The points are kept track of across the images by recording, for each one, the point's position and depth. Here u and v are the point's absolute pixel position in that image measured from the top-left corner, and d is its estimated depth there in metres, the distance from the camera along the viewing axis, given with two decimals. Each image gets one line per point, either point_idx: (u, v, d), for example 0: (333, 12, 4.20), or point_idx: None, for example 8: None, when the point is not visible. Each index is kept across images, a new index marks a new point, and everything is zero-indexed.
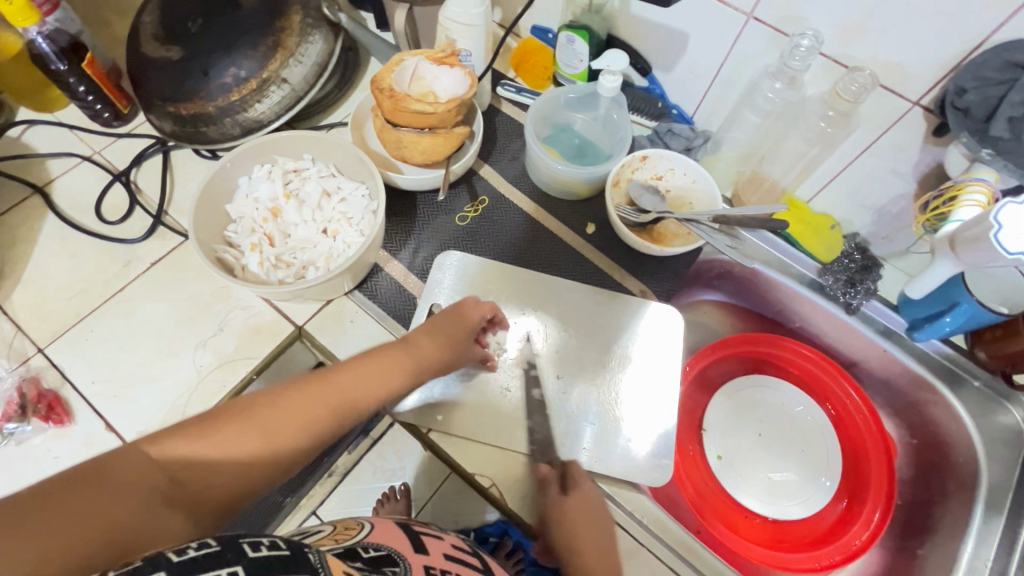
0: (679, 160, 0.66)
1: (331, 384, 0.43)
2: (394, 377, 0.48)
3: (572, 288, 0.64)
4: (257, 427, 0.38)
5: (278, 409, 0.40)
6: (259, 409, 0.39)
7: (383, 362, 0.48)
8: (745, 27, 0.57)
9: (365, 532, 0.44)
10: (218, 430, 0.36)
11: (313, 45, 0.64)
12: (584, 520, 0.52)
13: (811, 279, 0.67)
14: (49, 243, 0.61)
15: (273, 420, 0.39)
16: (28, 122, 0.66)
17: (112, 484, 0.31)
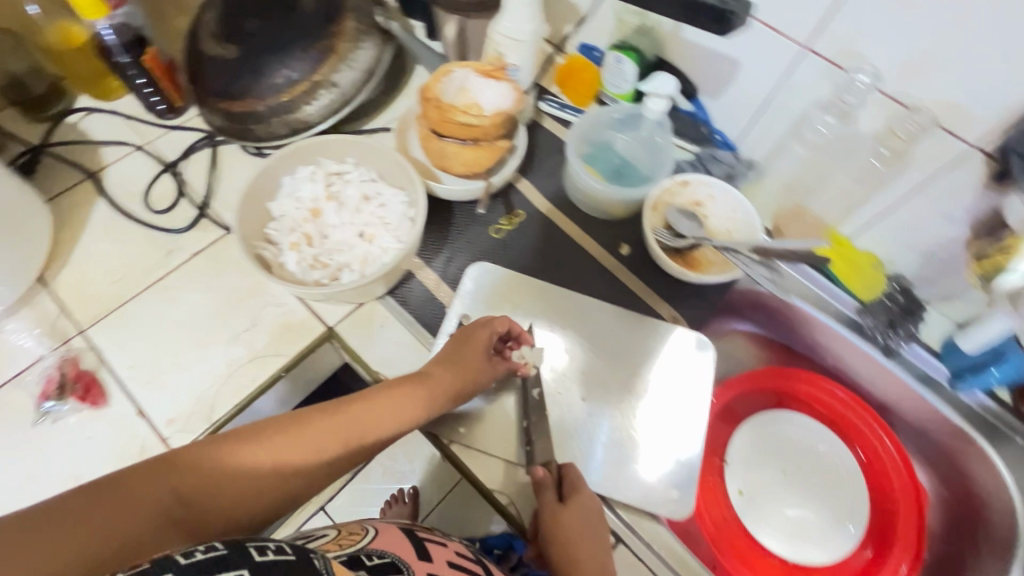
0: (720, 187, 0.65)
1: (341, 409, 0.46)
2: (405, 409, 0.49)
3: (603, 309, 0.64)
4: (270, 451, 0.41)
5: (291, 436, 0.42)
6: (274, 435, 0.42)
7: (396, 395, 0.49)
8: (799, 58, 0.56)
9: (369, 537, 0.45)
10: (234, 453, 0.40)
11: (365, 51, 0.65)
12: (587, 533, 0.51)
13: (849, 317, 0.65)
14: (98, 227, 0.63)
15: (285, 447, 0.42)
16: (87, 110, 0.68)
17: (134, 496, 0.34)
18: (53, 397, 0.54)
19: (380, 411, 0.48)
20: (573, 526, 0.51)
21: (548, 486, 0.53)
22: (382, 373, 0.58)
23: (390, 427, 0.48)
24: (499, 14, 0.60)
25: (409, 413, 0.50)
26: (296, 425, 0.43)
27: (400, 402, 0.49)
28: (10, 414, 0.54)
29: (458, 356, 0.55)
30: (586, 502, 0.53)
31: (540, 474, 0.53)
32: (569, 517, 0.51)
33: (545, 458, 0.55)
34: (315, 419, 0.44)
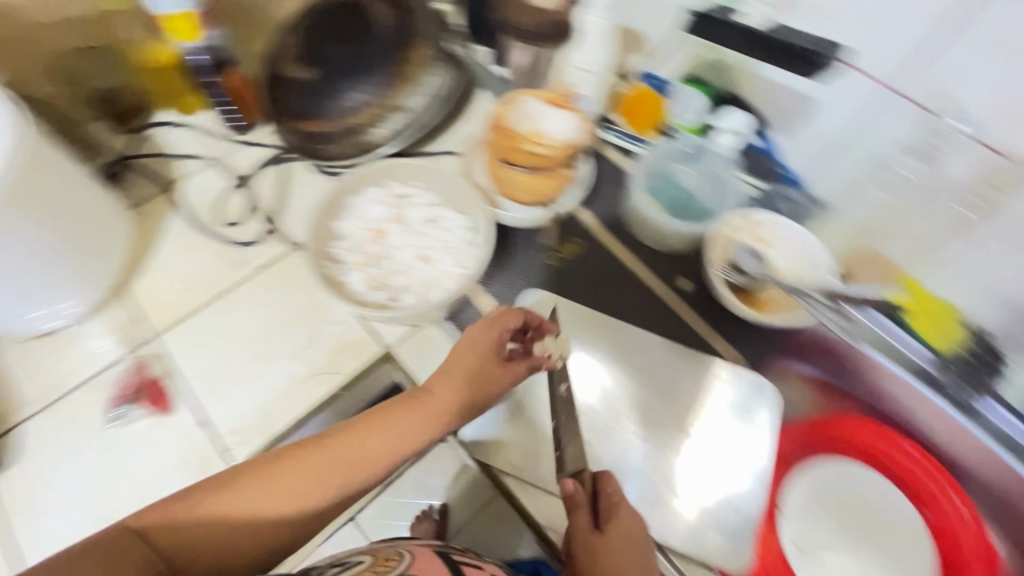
0: (790, 227, 0.63)
1: (321, 449, 0.46)
2: (395, 439, 0.48)
3: (661, 346, 0.62)
4: (244, 502, 0.44)
5: (270, 482, 0.45)
6: (248, 484, 0.44)
7: (385, 424, 0.49)
8: (884, 98, 0.54)
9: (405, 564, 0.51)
10: (204, 508, 0.43)
11: (436, 77, 0.66)
12: (630, 560, 0.46)
13: (925, 370, 0.61)
14: (173, 238, 0.66)
15: (260, 497, 0.44)
16: (168, 124, 0.72)
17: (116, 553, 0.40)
18: (122, 402, 0.56)
19: (364, 446, 0.47)
20: (613, 554, 0.46)
21: (582, 505, 0.47)
22: None
23: (377, 462, 0.48)
24: (573, 47, 0.63)
25: (401, 443, 0.48)
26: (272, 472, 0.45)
27: (387, 435, 0.48)
28: (83, 415, 0.56)
29: (459, 368, 0.52)
30: (629, 523, 0.48)
31: (570, 489, 0.47)
32: (608, 544, 0.46)
33: (575, 467, 0.50)
34: (296, 459, 0.46)
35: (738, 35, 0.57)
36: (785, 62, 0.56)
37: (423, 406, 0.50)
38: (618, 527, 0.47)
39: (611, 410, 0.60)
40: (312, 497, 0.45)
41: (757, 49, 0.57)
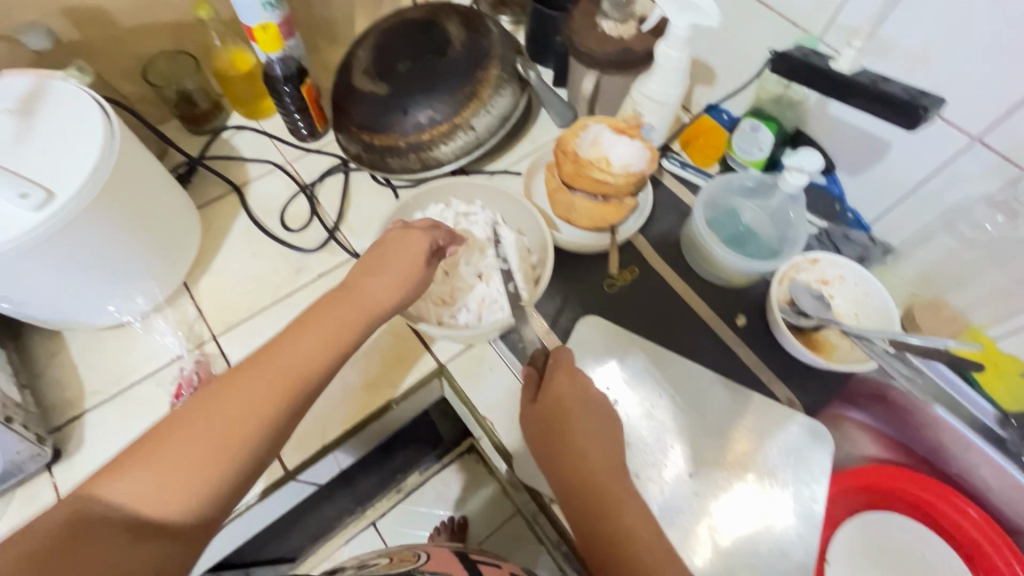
0: (853, 270, 0.62)
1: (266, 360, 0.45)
2: (324, 343, 0.47)
3: (713, 381, 0.61)
4: (195, 441, 0.41)
5: (217, 405, 0.43)
6: (191, 420, 0.42)
7: (314, 333, 0.47)
8: (965, 149, 0.52)
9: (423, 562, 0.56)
10: (154, 456, 0.40)
11: (503, 98, 0.67)
12: (584, 415, 0.49)
13: (988, 428, 0.60)
14: (237, 239, 0.67)
15: (211, 418, 0.42)
16: (239, 127, 0.74)
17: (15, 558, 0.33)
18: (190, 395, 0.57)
19: (295, 355, 0.46)
20: (564, 405, 0.49)
21: (534, 381, 0.53)
22: (488, 419, 0.59)
23: (312, 363, 0.46)
24: (645, 76, 0.61)
25: (332, 343, 0.47)
26: (213, 400, 0.43)
27: (313, 339, 0.47)
28: (144, 410, 0.57)
29: (391, 269, 0.51)
30: (579, 379, 0.51)
31: (527, 372, 0.53)
32: (559, 397, 0.50)
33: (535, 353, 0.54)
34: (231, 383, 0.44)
35: (820, 78, 0.48)
36: (877, 108, 0.46)
37: (340, 311, 0.49)
38: (564, 387, 0.50)
39: (656, 444, 0.58)
40: (265, 406, 0.43)
41: (844, 94, 0.48)
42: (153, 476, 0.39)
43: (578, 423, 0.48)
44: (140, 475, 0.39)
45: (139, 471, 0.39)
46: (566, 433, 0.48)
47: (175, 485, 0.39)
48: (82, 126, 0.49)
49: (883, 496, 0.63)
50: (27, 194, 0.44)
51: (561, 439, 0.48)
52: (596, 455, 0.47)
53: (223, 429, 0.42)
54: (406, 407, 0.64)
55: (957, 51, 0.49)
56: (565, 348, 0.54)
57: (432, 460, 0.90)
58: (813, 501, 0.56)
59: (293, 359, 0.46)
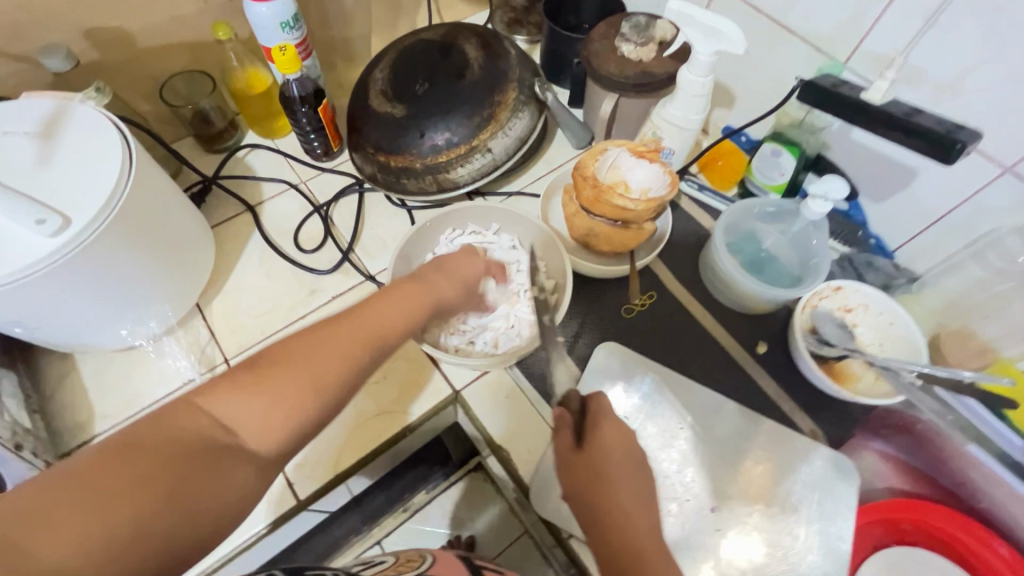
0: (877, 298, 0.61)
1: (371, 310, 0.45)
2: (408, 307, 0.47)
3: (734, 409, 0.60)
4: (294, 381, 0.39)
5: (315, 351, 0.40)
6: (299, 354, 0.40)
7: (403, 299, 0.48)
8: (995, 179, 0.51)
9: (427, 564, 0.50)
10: (258, 385, 0.38)
11: (521, 120, 0.67)
12: (625, 468, 0.45)
13: (1014, 461, 0.56)
14: (251, 259, 0.67)
15: (329, 347, 0.41)
16: (253, 146, 0.74)
17: (128, 469, 0.31)
18: None
19: (387, 316, 0.45)
20: (606, 455, 0.46)
21: (568, 425, 0.49)
22: (503, 448, 0.57)
23: (401, 327, 0.46)
24: (668, 101, 0.62)
25: (415, 311, 0.48)
26: (310, 345, 0.41)
27: (399, 303, 0.47)
28: None
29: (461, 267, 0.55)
30: (622, 430, 0.48)
31: (557, 413, 0.50)
32: (600, 446, 0.46)
33: (564, 390, 0.52)
34: (332, 332, 0.42)
35: (851, 110, 0.49)
36: (913, 141, 0.47)
37: (423, 285, 0.50)
38: (608, 436, 0.47)
39: (676, 475, 0.56)
40: (359, 363, 0.42)
41: (879, 125, 0.48)
42: (254, 407, 0.37)
43: (618, 476, 0.45)
44: (243, 403, 0.37)
45: (243, 398, 0.37)
46: (605, 485, 0.44)
47: (273, 419, 0.37)
48: (101, 150, 0.48)
49: (910, 532, 0.59)
50: (43, 220, 0.44)
51: (601, 494, 0.44)
52: (639, 518, 0.42)
53: (318, 376, 0.39)
54: (422, 432, 0.63)
55: (989, 81, 0.48)
56: (602, 393, 0.51)
57: (438, 478, 0.83)
58: (840, 539, 0.54)
59: (390, 320, 0.45)
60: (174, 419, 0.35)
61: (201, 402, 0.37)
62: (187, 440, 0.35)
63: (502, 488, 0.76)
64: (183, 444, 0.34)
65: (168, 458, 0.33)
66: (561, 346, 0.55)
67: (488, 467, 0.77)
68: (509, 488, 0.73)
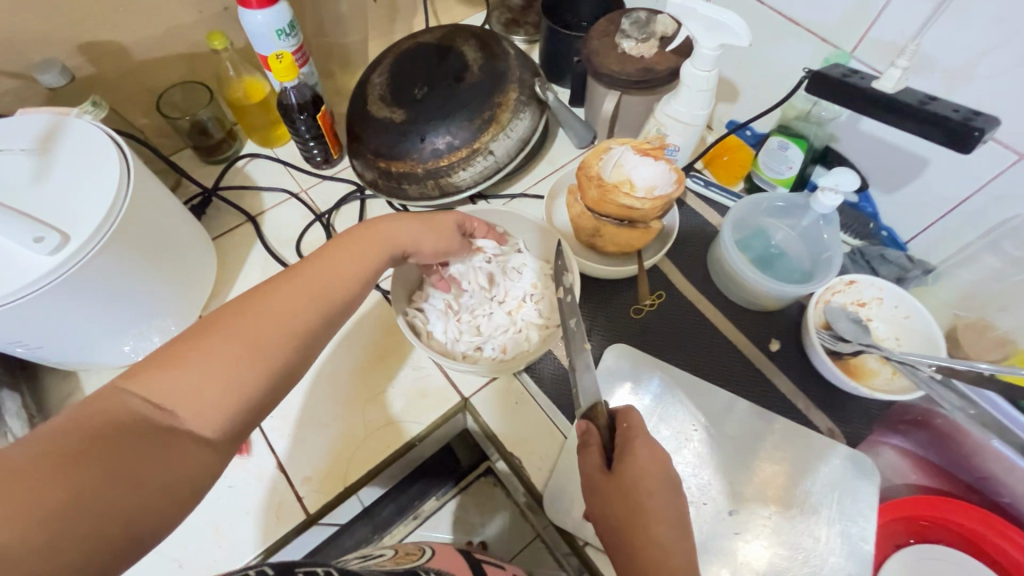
0: (892, 291, 0.59)
1: (308, 270, 0.45)
2: (353, 258, 0.47)
3: (749, 409, 0.59)
4: (226, 349, 0.38)
5: (248, 318, 0.40)
6: (236, 321, 0.39)
7: (351, 250, 0.47)
8: (1011, 166, 0.50)
9: (427, 557, 0.48)
10: (185, 359, 0.36)
11: (522, 121, 0.66)
12: (657, 493, 0.43)
13: None
14: (253, 270, 0.66)
15: (268, 311, 0.41)
16: (253, 156, 0.73)
17: (50, 455, 0.28)
18: None
19: (329, 270, 0.45)
20: (637, 476, 0.43)
21: (596, 442, 0.47)
22: (515, 456, 0.56)
23: (345, 279, 0.46)
24: (671, 97, 0.61)
25: (364, 260, 0.47)
26: (240, 313, 0.40)
27: (341, 257, 0.47)
28: None
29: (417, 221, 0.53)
30: (657, 451, 0.45)
31: (582, 427, 0.48)
32: (630, 467, 0.43)
33: (590, 402, 0.49)
34: (264, 295, 0.41)
35: (863, 99, 0.48)
36: (928, 130, 0.46)
37: (368, 235, 0.49)
38: (641, 459, 0.44)
39: (692, 478, 0.55)
40: (298, 322, 0.41)
41: (891, 114, 0.47)
42: (188, 378, 0.36)
43: (652, 500, 0.42)
44: (174, 378, 0.35)
45: (172, 373, 0.36)
46: (638, 511, 0.42)
47: (209, 388, 0.36)
48: (98, 166, 0.47)
49: (930, 528, 0.57)
50: (42, 238, 0.43)
51: (633, 520, 0.41)
52: (673, 547, 0.40)
53: (256, 342, 0.39)
54: (433, 441, 0.62)
55: (1001, 66, 0.46)
56: (632, 408, 0.48)
57: (449, 483, 0.81)
58: (863, 540, 0.53)
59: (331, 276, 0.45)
60: (96, 404, 0.33)
61: (123, 386, 0.34)
62: (115, 420, 0.32)
63: (511, 491, 0.75)
64: (114, 425, 0.32)
65: (98, 439, 0.30)
66: (588, 355, 0.50)
67: (498, 472, 0.76)
68: (520, 491, 0.72)
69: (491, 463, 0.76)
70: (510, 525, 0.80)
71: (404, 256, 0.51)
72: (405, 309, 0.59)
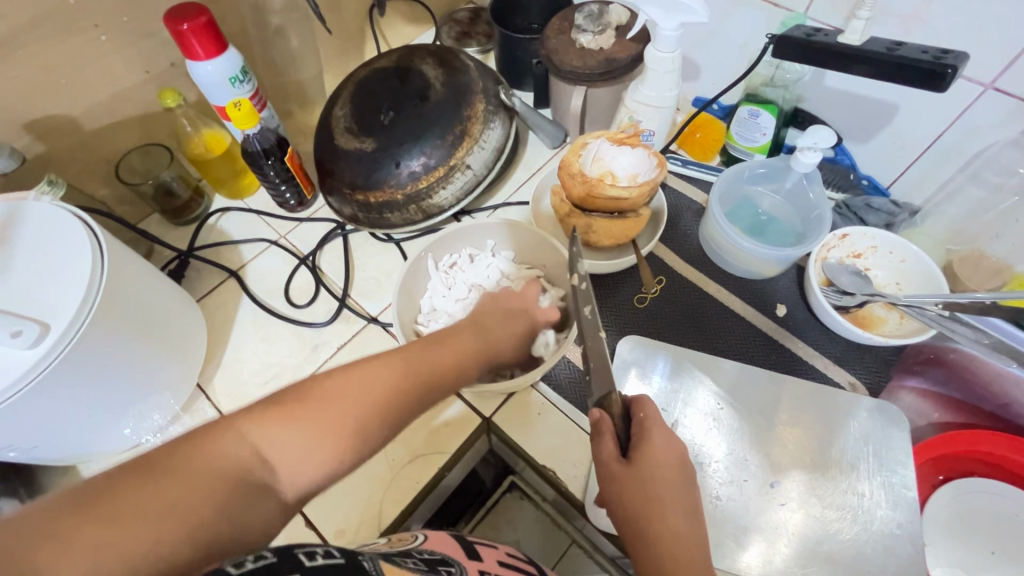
0: (884, 238, 0.60)
1: (412, 357, 0.43)
2: (452, 350, 0.47)
3: (768, 376, 0.59)
4: (325, 420, 0.37)
5: (346, 386, 0.39)
6: (339, 393, 0.38)
7: (451, 341, 0.47)
8: (978, 98, 0.51)
9: (420, 539, 0.41)
10: (297, 419, 0.36)
11: (494, 130, 0.65)
12: (673, 475, 0.41)
13: None
14: (245, 325, 0.64)
15: (368, 392, 0.39)
16: (224, 210, 0.71)
17: (153, 495, 0.29)
18: None
19: (435, 357, 0.45)
20: (653, 467, 0.41)
21: (609, 431, 0.44)
22: (548, 467, 0.55)
23: (439, 377, 0.44)
24: (638, 82, 0.61)
25: (459, 359, 0.46)
26: (333, 392, 0.38)
27: (441, 351, 0.46)
28: None
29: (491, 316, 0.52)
30: (674, 441, 0.43)
31: (596, 416, 0.45)
32: (649, 463, 0.42)
33: (603, 391, 0.46)
34: (365, 372, 0.40)
35: (829, 55, 0.50)
36: (899, 73, 0.47)
37: (467, 331, 0.49)
38: (656, 447, 0.42)
39: (726, 455, 0.55)
40: (397, 405, 0.41)
41: (858, 63, 0.48)
42: (293, 440, 0.35)
43: (668, 488, 0.41)
44: (281, 433, 0.35)
45: (281, 428, 0.35)
46: (654, 497, 0.40)
47: (309, 459, 0.36)
48: (69, 247, 0.45)
49: (956, 462, 0.57)
50: (20, 331, 0.40)
51: (652, 510, 0.40)
52: (692, 536, 0.39)
53: (349, 411, 0.38)
54: (460, 471, 0.61)
55: (953, 3, 0.48)
56: (647, 397, 0.46)
57: (476, 506, 0.76)
58: (905, 487, 0.53)
59: (434, 368, 0.44)
60: (208, 443, 0.33)
61: (238, 426, 0.34)
62: (219, 469, 0.32)
63: (537, 501, 0.74)
64: (215, 471, 0.32)
65: (200, 482, 0.31)
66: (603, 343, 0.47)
67: (524, 484, 0.74)
68: (548, 500, 0.71)
69: (517, 477, 0.74)
70: (543, 534, 0.78)
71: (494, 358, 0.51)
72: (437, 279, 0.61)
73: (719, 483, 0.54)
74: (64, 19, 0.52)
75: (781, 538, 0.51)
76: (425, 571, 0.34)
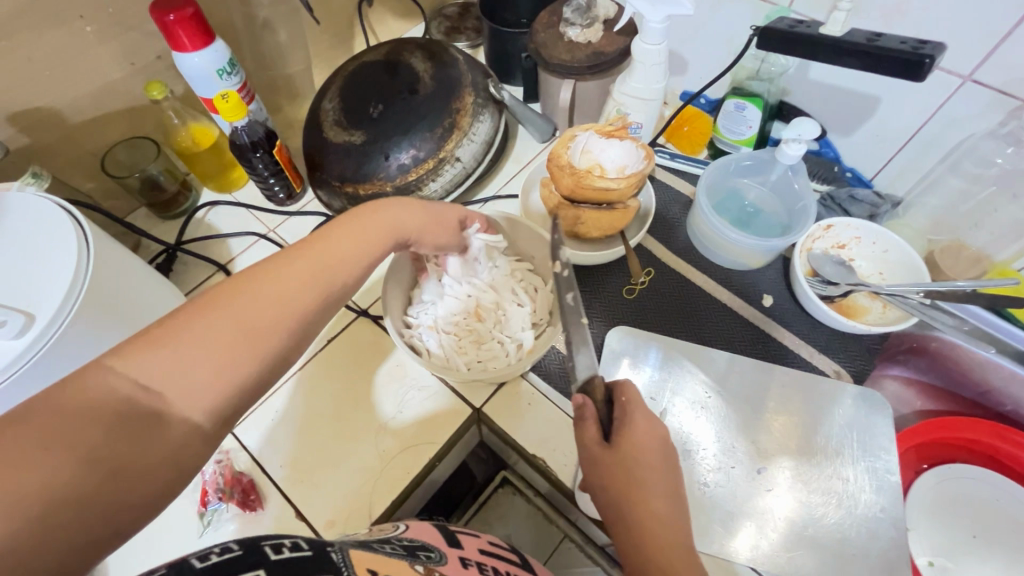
0: (869, 229, 0.61)
1: (302, 257, 0.40)
2: (353, 241, 0.44)
3: (753, 365, 0.59)
4: (215, 332, 0.35)
5: (239, 296, 0.37)
6: (226, 302, 0.36)
7: (348, 229, 0.44)
8: (958, 90, 0.52)
9: (400, 529, 0.41)
10: (177, 339, 0.33)
11: (483, 123, 0.65)
12: (656, 463, 0.42)
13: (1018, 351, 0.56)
14: None
15: (260, 295, 0.37)
16: (212, 204, 0.71)
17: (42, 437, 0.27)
18: (217, 497, 0.52)
19: (331, 250, 0.42)
20: (635, 454, 0.41)
21: (592, 416, 0.44)
22: (538, 457, 0.55)
23: (342, 271, 0.42)
24: (626, 75, 0.61)
25: (360, 246, 0.44)
26: (224, 301, 0.36)
27: (338, 243, 0.43)
28: (171, 525, 0.52)
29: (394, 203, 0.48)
30: (653, 423, 0.43)
31: (579, 401, 0.45)
32: (631, 452, 0.41)
33: (586, 375, 0.46)
34: (257, 279, 0.38)
35: (812, 46, 0.50)
36: (880, 64, 0.48)
37: (375, 217, 0.46)
38: (638, 431, 0.42)
39: (714, 444, 0.55)
40: (301, 304, 0.39)
41: (840, 54, 0.49)
42: (186, 366, 0.33)
43: (652, 476, 0.41)
44: (161, 358, 0.32)
45: (156, 354, 0.33)
46: (636, 485, 0.41)
47: (204, 375, 0.33)
48: (53, 238, 0.45)
49: (937, 449, 0.58)
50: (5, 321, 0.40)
51: (635, 496, 0.40)
52: (676, 522, 0.40)
53: (245, 320, 0.36)
54: (449, 462, 0.61)
55: None
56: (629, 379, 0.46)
57: (468, 499, 0.76)
58: (888, 473, 0.54)
59: (332, 260, 0.42)
60: (83, 383, 0.30)
61: (105, 360, 0.32)
62: (109, 408, 0.30)
63: (529, 496, 0.75)
64: (104, 411, 0.30)
65: (90, 421, 0.29)
66: (586, 329, 0.48)
67: (517, 479, 0.74)
68: (540, 493, 0.71)
69: (510, 471, 0.74)
70: (534, 529, 0.78)
71: (407, 242, 0.49)
72: (422, 270, 0.60)
73: (706, 470, 0.54)
74: (49, 10, 0.51)
75: (769, 524, 0.52)
76: (402, 555, 0.34)
